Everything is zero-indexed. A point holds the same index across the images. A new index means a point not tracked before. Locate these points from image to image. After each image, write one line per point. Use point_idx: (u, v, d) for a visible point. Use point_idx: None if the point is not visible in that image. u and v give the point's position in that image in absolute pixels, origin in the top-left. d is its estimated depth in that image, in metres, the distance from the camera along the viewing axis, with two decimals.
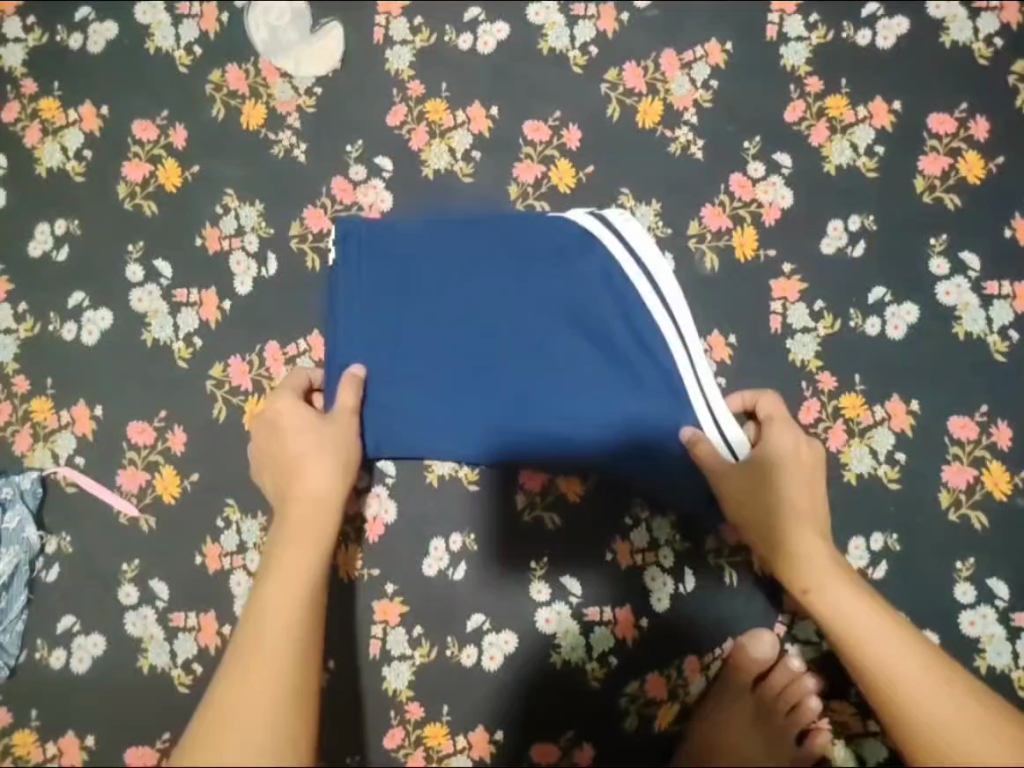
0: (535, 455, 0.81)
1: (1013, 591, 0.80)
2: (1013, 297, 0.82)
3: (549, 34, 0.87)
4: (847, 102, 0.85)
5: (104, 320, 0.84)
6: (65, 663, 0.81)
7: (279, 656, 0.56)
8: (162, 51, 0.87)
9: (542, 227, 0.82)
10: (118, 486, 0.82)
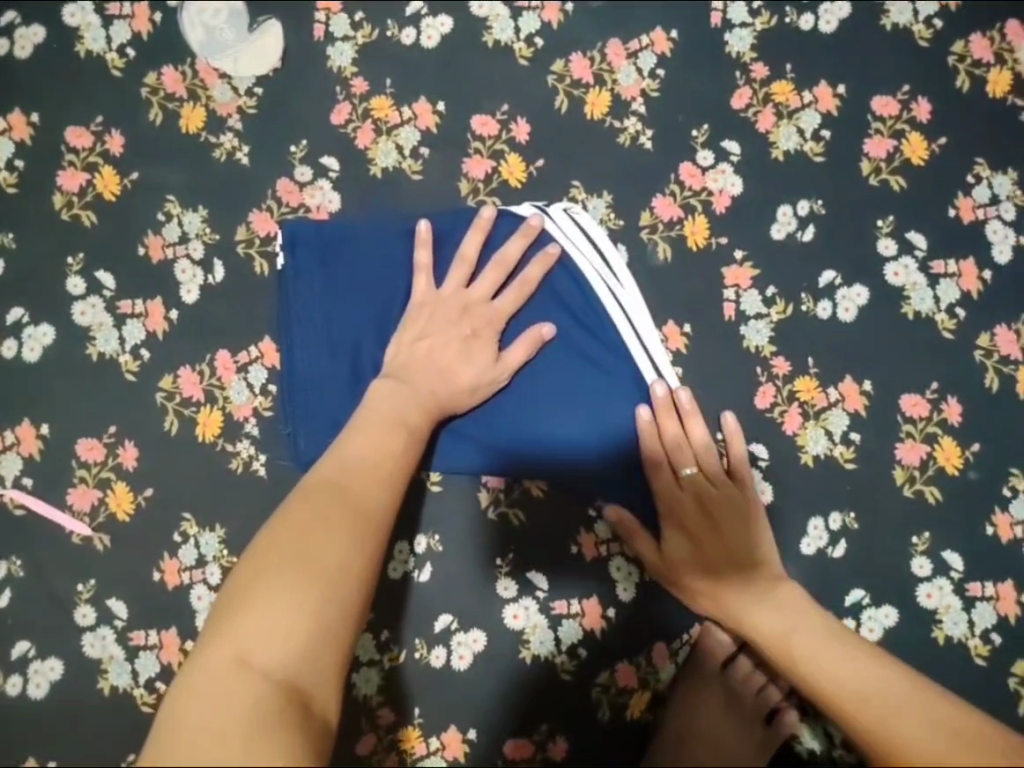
0: (505, 448, 0.81)
1: (967, 562, 0.82)
2: (958, 275, 0.84)
3: (493, 27, 0.86)
4: (792, 88, 0.85)
5: (45, 336, 0.81)
6: (21, 690, 0.79)
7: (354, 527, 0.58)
8: (93, 55, 0.84)
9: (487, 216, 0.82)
10: (68, 506, 0.80)
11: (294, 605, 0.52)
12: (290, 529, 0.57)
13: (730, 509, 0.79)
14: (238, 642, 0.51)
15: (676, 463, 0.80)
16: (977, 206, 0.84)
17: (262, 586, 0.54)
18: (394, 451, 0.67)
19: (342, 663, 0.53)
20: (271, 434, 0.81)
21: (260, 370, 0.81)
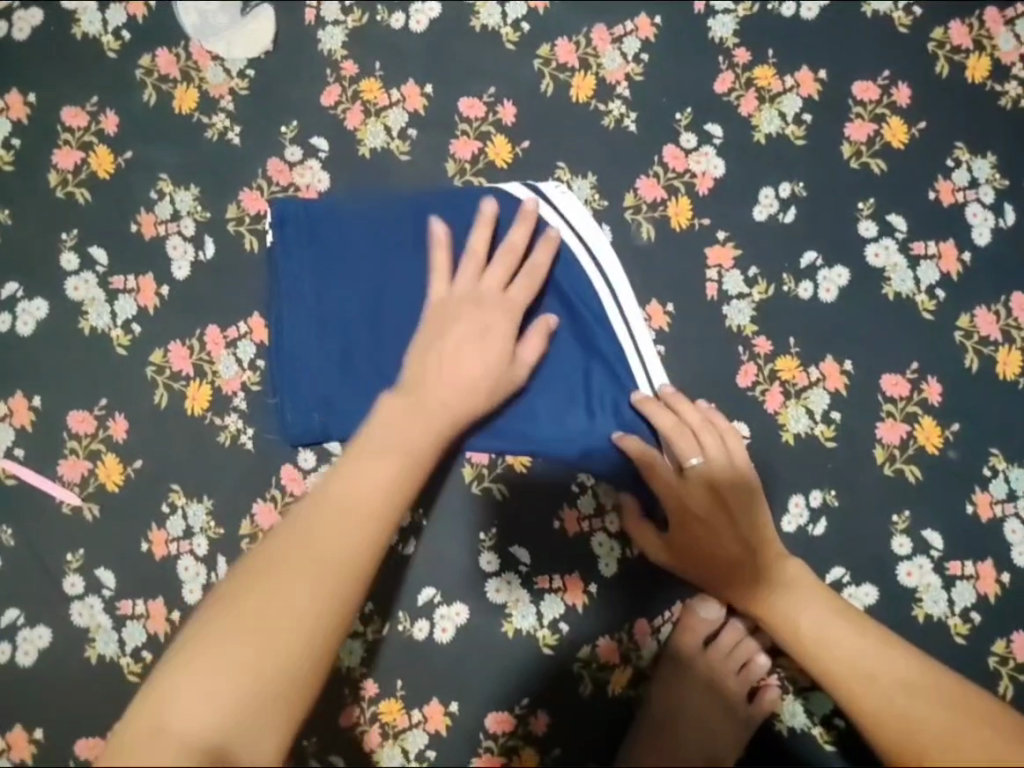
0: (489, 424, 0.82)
1: (947, 541, 0.83)
2: (938, 257, 0.85)
3: (480, 12, 0.88)
4: (774, 73, 0.87)
5: (39, 310, 0.83)
6: (10, 657, 0.80)
7: (323, 584, 0.58)
8: (89, 37, 0.87)
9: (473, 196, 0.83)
10: (59, 476, 0.81)
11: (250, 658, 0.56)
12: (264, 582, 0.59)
13: (735, 498, 0.78)
14: (169, 698, 0.54)
15: (682, 455, 0.78)
16: (957, 189, 0.86)
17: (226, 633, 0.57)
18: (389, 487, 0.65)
19: (282, 729, 0.56)
20: (259, 408, 0.82)
21: (249, 345, 0.83)
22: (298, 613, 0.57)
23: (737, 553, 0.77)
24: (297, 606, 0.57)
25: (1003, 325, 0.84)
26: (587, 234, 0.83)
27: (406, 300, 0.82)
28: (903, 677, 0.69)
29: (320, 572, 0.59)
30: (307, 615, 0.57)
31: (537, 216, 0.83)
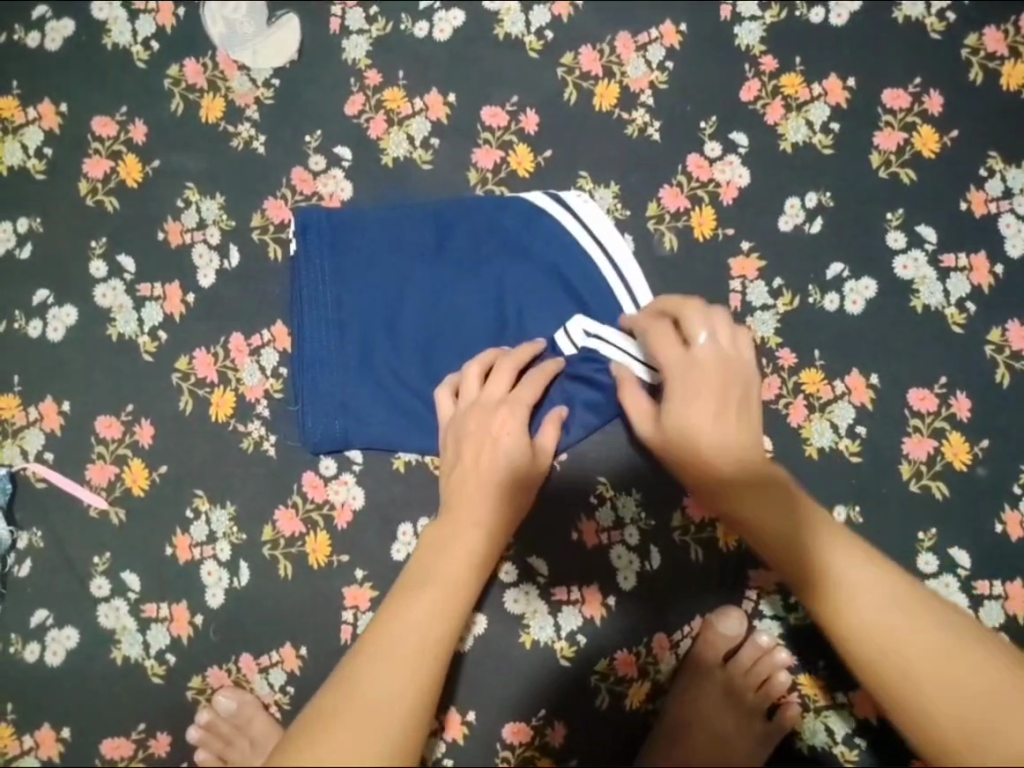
0: None
1: (975, 559, 0.80)
2: (970, 269, 0.83)
3: (505, 20, 0.87)
4: (802, 80, 0.86)
5: (69, 317, 0.85)
6: (39, 656, 0.82)
7: (419, 666, 0.56)
8: (119, 47, 0.88)
9: (493, 205, 0.83)
10: (86, 480, 0.83)
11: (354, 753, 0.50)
12: (365, 679, 0.55)
13: (743, 382, 0.70)
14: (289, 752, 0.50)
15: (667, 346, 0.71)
16: (989, 199, 0.83)
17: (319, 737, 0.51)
18: (462, 567, 0.64)
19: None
20: (282, 415, 0.83)
21: (272, 353, 0.84)
22: (393, 693, 0.54)
23: (745, 475, 0.67)
24: (389, 685, 0.54)
25: None
26: (608, 244, 0.82)
27: (426, 309, 0.82)
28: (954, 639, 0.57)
29: (418, 647, 0.57)
30: (408, 691, 0.55)
31: (558, 226, 0.82)
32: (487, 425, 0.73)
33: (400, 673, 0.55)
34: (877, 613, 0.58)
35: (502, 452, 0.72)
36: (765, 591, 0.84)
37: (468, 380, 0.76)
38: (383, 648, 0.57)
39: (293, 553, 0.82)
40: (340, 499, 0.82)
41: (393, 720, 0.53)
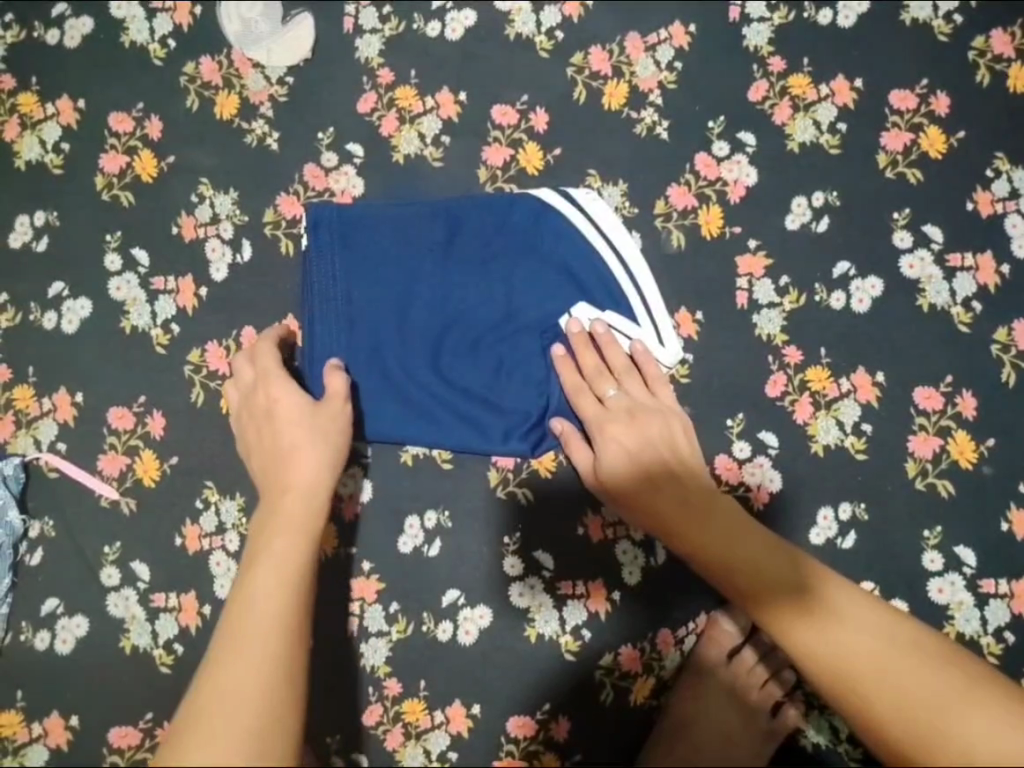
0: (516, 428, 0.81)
1: (981, 558, 0.80)
2: (976, 269, 0.83)
3: (516, 20, 0.89)
4: (810, 81, 0.86)
5: (84, 309, 0.86)
6: (49, 645, 0.83)
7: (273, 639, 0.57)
8: (136, 45, 0.89)
9: (501, 202, 0.84)
10: (98, 471, 0.84)
11: (223, 758, 0.50)
12: (218, 681, 0.54)
13: (665, 433, 0.77)
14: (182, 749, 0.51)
15: (600, 388, 0.79)
16: (996, 200, 0.84)
17: (186, 748, 0.51)
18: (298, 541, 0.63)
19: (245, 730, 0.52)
20: None
21: None
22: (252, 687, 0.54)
23: (663, 504, 0.73)
24: (241, 687, 0.54)
25: None
26: (615, 243, 0.83)
27: (433, 304, 0.83)
28: (889, 646, 0.65)
29: (262, 639, 0.56)
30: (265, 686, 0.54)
31: (567, 223, 0.83)
32: (295, 424, 0.71)
33: (253, 658, 0.55)
34: (828, 647, 0.65)
35: (282, 422, 0.72)
36: None
37: (241, 375, 0.77)
38: (231, 647, 0.56)
39: None
40: (349, 490, 0.84)
41: (254, 715, 0.53)
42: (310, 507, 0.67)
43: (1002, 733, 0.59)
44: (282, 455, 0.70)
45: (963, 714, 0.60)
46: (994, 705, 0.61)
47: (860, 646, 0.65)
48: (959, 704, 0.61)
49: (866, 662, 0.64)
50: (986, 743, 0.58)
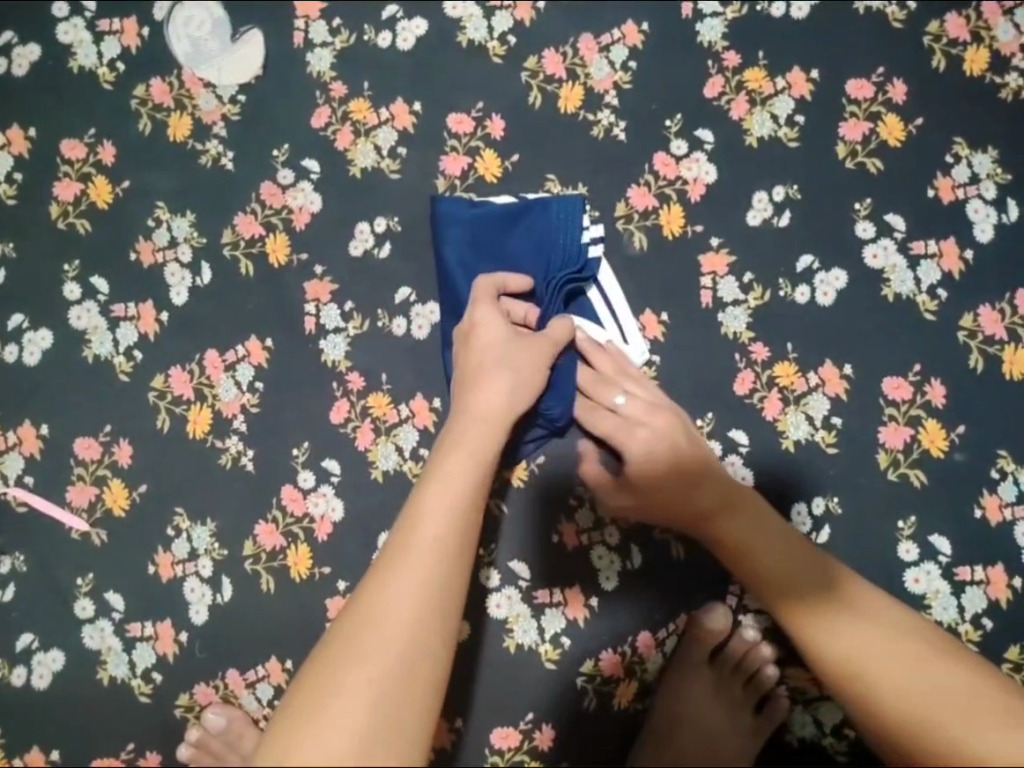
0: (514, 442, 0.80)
1: (955, 546, 0.80)
2: (939, 256, 0.83)
3: (467, 27, 0.88)
4: (765, 74, 0.86)
5: (44, 340, 0.85)
6: (25, 680, 0.82)
7: (437, 565, 0.55)
8: (85, 70, 0.88)
9: (461, 216, 0.80)
10: (68, 503, 0.83)
11: (372, 677, 0.50)
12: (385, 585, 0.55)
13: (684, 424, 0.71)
14: (355, 645, 0.52)
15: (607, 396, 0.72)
16: (957, 185, 0.83)
17: (348, 651, 0.52)
18: (469, 479, 0.60)
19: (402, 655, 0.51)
20: (258, 430, 0.83)
21: (247, 368, 0.84)
22: (408, 628, 0.52)
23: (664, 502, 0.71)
24: (402, 614, 0.53)
25: (1009, 324, 0.82)
26: (579, 215, 0.79)
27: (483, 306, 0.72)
28: (880, 640, 0.65)
29: (436, 557, 0.55)
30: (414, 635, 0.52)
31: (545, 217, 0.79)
32: (492, 350, 0.69)
33: (410, 588, 0.54)
34: (825, 639, 0.66)
35: (483, 341, 0.70)
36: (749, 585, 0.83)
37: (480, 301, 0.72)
38: (397, 556, 0.56)
39: (275, 567, 0.82)
40: (320, 511, 0.82)
41: (407, 640, 0.52)
42: (495, 436, 0.64)
43: (983, 725, 0.60)
44: (476, 379, 0.67)
45: (946, 704, 0.61)
46: (984, 699, 0.62)
47: (851, 639, 0.65)
48: (947, 694, 0.61)
49: (852, 649, 0.65)
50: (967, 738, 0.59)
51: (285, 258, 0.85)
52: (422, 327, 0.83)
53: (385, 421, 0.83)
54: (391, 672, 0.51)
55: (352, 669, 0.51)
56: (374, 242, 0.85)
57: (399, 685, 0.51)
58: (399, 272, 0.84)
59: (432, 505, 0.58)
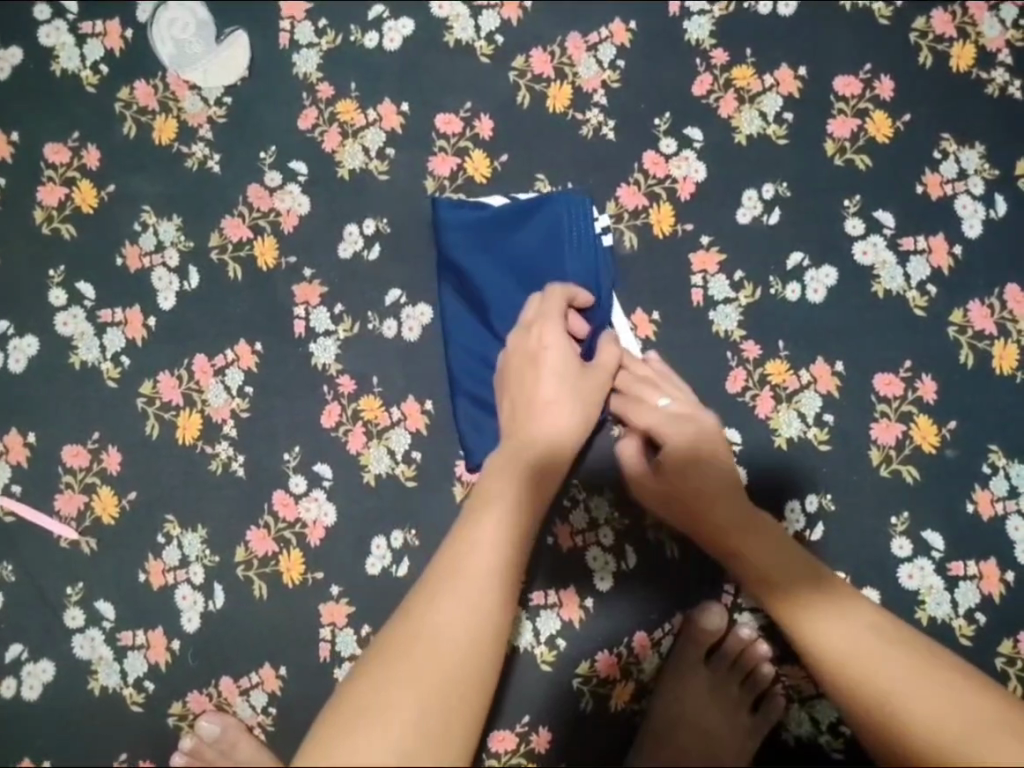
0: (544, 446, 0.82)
1: (948, 542, 0.80)
2: (929, 251, 0.83)
3: (454, 26, 0.87)
4: (753, 72, 0.86)
5: (30, 347, 0.84)
6: (16, 692, 0.81)
7: (486, 593, 0.57)
8: (68, 73, 0.87)
9: (460, 219, 0.80)
10: (56, 511, 0.82)
11: (422, 698, 0.53)
12: (432, 608, 0.57)
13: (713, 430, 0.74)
14: (402, 664, 0.54)
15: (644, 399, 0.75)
16: (945, 181, 0.84)
17: (394, 669, 0.54)
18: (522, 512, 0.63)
19: (450, 680, 0.54)
20: (249, 435, 0.83)
21: (236, 373, 0.83)
22: (457, 657, 0.55)
23: (678, 497, 0.73)
24: (451, 641, 0.55)
25: (998, 319, 0.82)
26: (588, 209, 0.79)
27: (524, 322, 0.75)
28: (876, 643, 0.65)
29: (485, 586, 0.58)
30: (459, 668, 0.54)
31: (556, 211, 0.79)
32: (561, 375, 0.72)
33: (461, 615, 0.56)
34: (822, 640, 0.66)
35: (551, 364, 0.72)
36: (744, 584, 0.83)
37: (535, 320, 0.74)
38: (445, 579, 0.58)
39: (267, 573, 0.81)
40: (312, 516, 0.81)
41: (456, 666, 0.54)
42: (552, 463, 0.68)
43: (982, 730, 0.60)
44: (544, 406, 0.71)
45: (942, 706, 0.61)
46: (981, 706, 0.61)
47: (845, 640, 0.65)
48: (932, 695, 0.61)
49: (846, 650, 0.65)
50: (948, 736, 0.59)
51: (273, 261, 0.84)
52: (413, 329, 0.83)
53: (377, 424, 0.82)
54: (440, 695, 0.53)
55: (401, 689, 0.53)
56: (364, 244, 0.84)
57: (446, 707, 0.53)
58: (389, 274, 0.84)
59: (483, 535, 0.60)
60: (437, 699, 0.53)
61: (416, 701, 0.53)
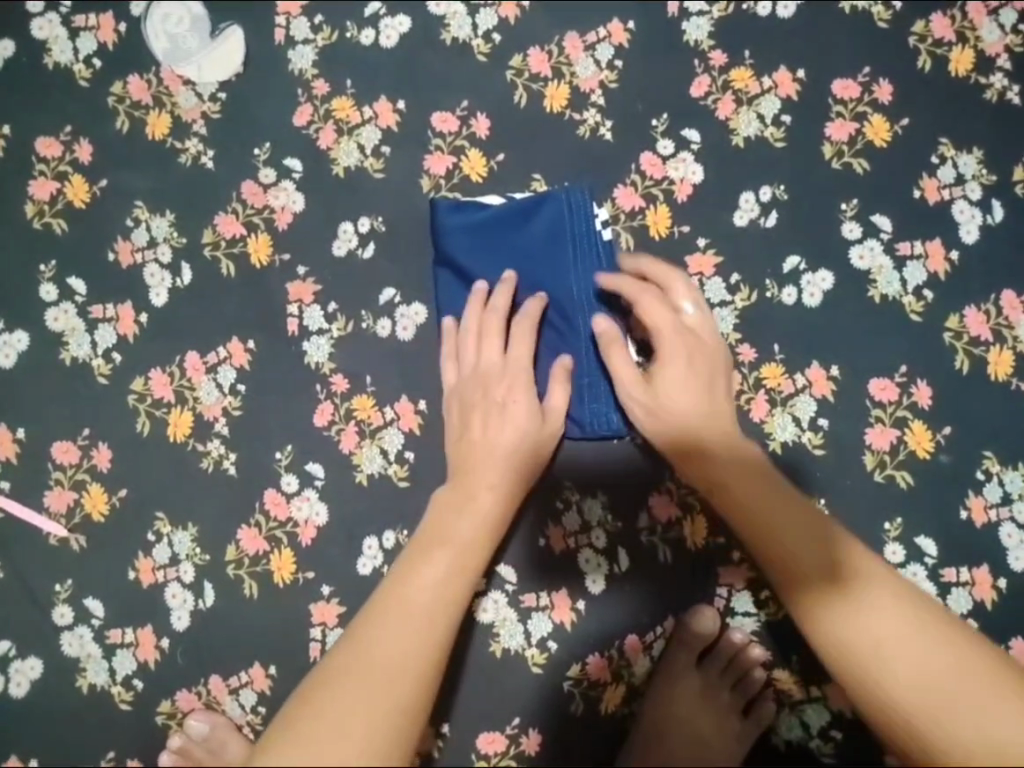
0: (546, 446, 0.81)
1: (941, 548, 0.80)
2: (926, 257, 0.83)
3: (451, 23, 0.87)
4: (751, 74, 0.85)
5: (20, 342, 0.83)
6: (3, 689, 0.81)
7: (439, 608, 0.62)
8: (61, 66, 0.86)
9: (460, 221, 0.79)
10: (45, 508, 0.82)
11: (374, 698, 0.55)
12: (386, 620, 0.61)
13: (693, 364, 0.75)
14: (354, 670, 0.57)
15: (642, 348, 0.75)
16: (942, 186, 0.83)
17: (345, 675, 0.57)
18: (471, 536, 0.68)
19: (399, 681, 0.57)
20: (241, 433, 0.82)
21: (228, 371, 0.83)
22: (402, 668, 0.58)
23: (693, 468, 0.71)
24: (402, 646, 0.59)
25: (994, 325, 0.82)
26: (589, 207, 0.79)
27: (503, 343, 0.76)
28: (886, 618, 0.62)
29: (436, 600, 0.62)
30: (411, 680, 0.57)
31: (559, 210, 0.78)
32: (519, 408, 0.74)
33: (413, 626, 0.60)
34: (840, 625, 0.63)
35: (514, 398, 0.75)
36: (736, 588, 0.83)
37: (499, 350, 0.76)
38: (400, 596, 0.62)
39: (258, 572, 0.81)
40: (304, 515, 0.81)
41: (406, 670, 0.58)
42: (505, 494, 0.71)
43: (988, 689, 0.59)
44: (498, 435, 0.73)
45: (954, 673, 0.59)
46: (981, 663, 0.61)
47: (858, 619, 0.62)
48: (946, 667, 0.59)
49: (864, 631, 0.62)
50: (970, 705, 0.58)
51: (267, 259, 0.84)
52: (407, 328, 0.82)
53: (370, 424, 0.82)
54: (389, 695, 0.56)
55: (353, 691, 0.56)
56: (358, 242, 0.84)
57: (395, 709, 0.56)
58: (383, 273, 0.83)
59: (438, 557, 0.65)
60: (388, 700, 0.56)
61: (369, 701, 0.55)
